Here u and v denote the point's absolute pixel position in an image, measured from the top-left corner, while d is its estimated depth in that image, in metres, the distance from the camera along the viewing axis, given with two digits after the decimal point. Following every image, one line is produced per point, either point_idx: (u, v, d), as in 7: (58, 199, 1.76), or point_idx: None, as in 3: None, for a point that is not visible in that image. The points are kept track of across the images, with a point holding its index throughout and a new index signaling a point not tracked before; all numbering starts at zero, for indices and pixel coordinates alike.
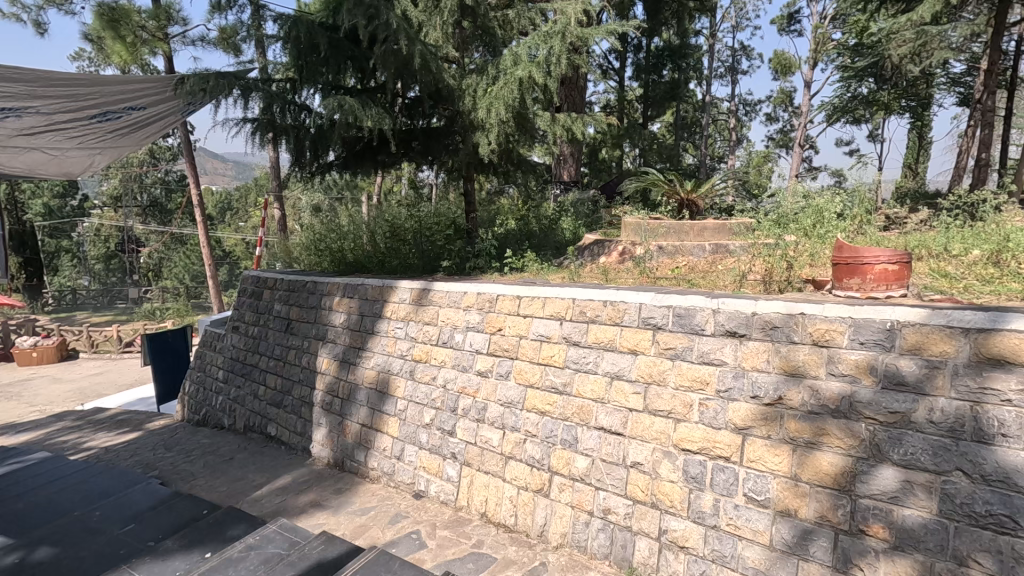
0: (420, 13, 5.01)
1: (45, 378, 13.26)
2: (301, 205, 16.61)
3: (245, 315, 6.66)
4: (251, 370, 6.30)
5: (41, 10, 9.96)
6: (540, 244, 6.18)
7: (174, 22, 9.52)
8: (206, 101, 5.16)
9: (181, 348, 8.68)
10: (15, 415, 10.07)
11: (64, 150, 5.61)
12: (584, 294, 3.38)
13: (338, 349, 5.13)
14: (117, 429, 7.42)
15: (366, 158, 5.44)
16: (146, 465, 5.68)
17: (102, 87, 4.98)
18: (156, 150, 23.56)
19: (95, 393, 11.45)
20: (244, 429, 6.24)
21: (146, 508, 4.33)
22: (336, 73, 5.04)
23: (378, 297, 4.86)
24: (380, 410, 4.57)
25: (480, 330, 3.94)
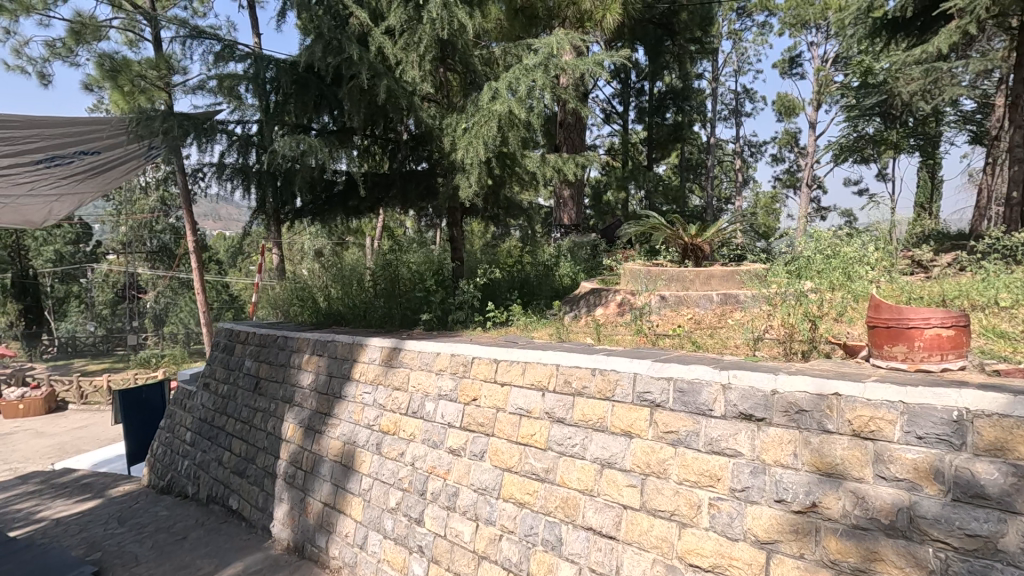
0: (398, 50, 4.64)
1: (27, 432, 12.71)
2: (302, 251, 16.31)
3: (216, 371, 6.09)
4: (217, 434, 5.69)
5: (47, 62, 9.86)
6: (532, 293, 5.69)
7: (176, 72, 8.55)
8: (167, 143, 4.89)
9: (156, 404, 8.16)
10: None
11: (13, 196, 5.73)
12: (569, 360, 2.84)
13: (304, 414, 4.55)
14: (77, 496, 6.81)
15: (338, 205, 5.05)
16: (90, 544, 5.07)
17: (41, 132, 4.91)
18: (167, 198, 23.67)
19: (75, 449, 10.87)
20: (206, 500, 5.61)
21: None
22: (305, 114, 4.77)
23: (347, 356, 4.33)
24: (344, 489, 3.98)
25: (453, 399, 3.39)
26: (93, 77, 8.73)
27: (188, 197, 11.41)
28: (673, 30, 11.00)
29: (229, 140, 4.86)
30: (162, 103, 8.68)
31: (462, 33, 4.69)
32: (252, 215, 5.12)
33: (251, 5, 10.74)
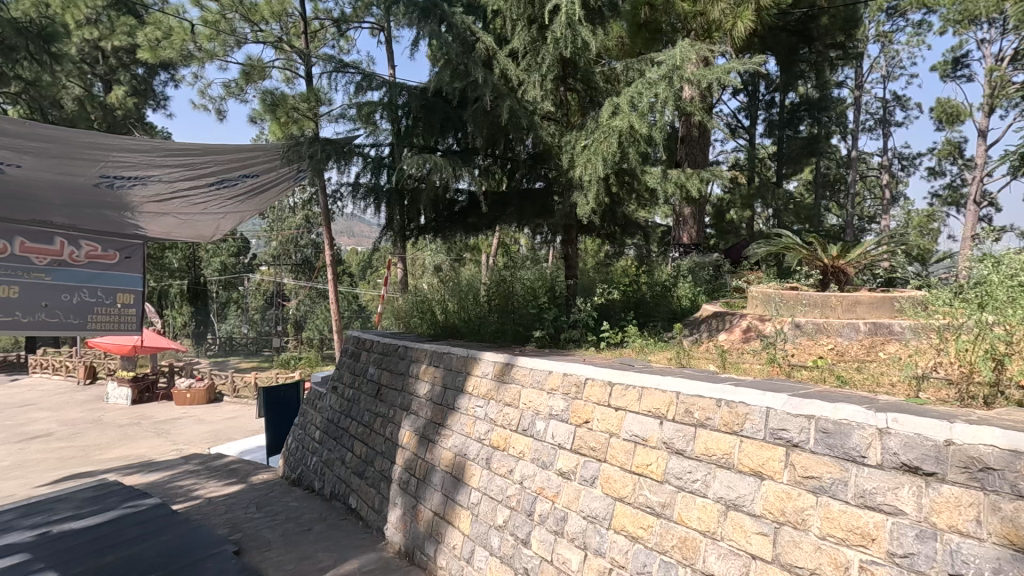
0: (520, 72, 4.77)
1: (192, 418, 14.64)
2: (423, 266, 17.26)
3: (343, 375, 6.53)
4: (342, 435, 6.08)
5: (223, 100, 11.50)
6: (649, 313, 5.44)
7: (323, 103, 9.48)
8: (314, 168, 5.42)
9: (292, 402, 8.98)
10: (158, 453, 11.05)
11: (191, 214, 6.36)
12: (691, 388, 2.64)
13: (419, 423, 4.71)
14: (225, 479, 7.66)
15: (458, 223, 5.28)
16: (233, 525, 5.65)
17: (214, 157, 5.51)
18: (311, 216, 26.43)
19: (227, 437, 12.31)
20: (329, 496, 6.01)
21: (230, 570, 4.09)
22: (432, 136, 5.05)
23: (461, 369, 4.41)
24: (453, 500, 4.04)
25: (564, 420, 3.30)
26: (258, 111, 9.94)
27: (328, 216, 12.57)
28: (810, 37, 10.07)
29: (364, 163, 5.26)
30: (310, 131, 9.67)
31: (583, 52, 4.70)
32: (381, 232, 5.47)
33: (388, 40, 11.67)
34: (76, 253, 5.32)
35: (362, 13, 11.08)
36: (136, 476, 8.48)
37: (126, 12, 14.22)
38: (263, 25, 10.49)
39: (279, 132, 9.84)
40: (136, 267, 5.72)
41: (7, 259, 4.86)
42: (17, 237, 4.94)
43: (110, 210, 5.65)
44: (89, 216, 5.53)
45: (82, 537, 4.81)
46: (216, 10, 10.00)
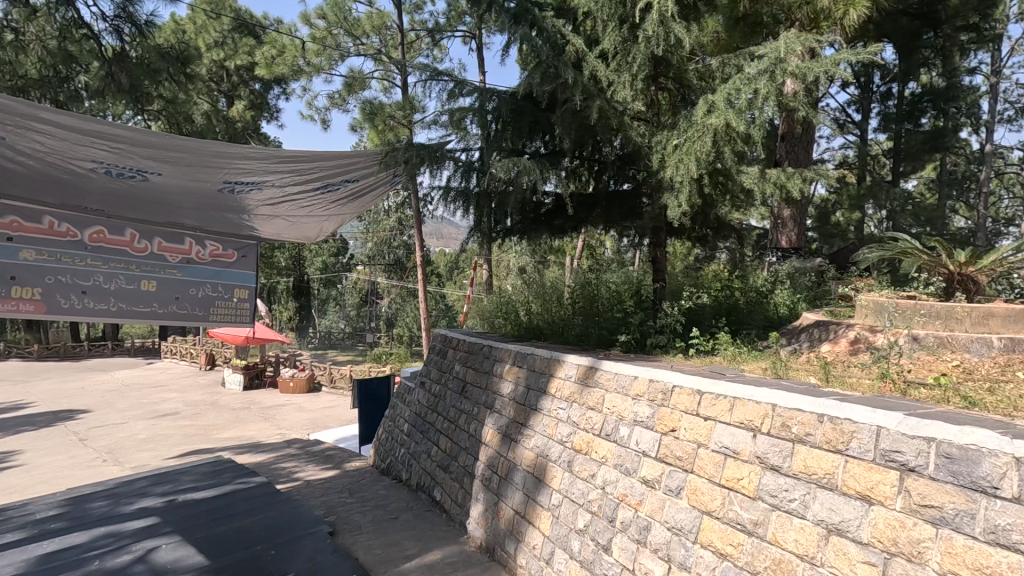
0: (610, 72, 4.71)
1: (294, 405, 15.84)
2: (508, 268, 17.52)
3: (431, 372, 6.78)
4: (428, 429, 6.31)
5: (328, 110, 12.37)
6: (742, 320, 5.16)
7: (417, 110, 9.93)
8: (408, 172, 5.68)
9: (383, 395, 9.46)
10: (265, 435, 12.06)
11: (299, 217, 6.86)
12: (789, 401, 2.48)
13: (502, 421, 4.78)
14: (322, 464, 8.22)
15: (544, 225, 5.34)
16: (329, 507, 6.05)
17: (320, 163, 5.93)
18: (403, 219, 27.75)
19: (324, 425, 13.19)
20: (415, 487, 6.26)
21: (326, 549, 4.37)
22: (521, 139, 5.12)
23: (544, 371, 4.43)
24: (534, 500, 4.06)
25: (649, 427, 3.22)
26: (358, 120, 10.59)
27: (419, 218, 13.12)
28: (935, 20, 9.12)
29: (454, 167, 5.39)
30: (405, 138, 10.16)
31: (677, 49, 4.57)
32: (469, 234, 5.61)
33: (479, 47, 12.01)
34: (202, 251, 5.93)
35: (454, 22, 11.49)
36: (247, 456, 9.31)
37: (247, 34, 15.73)
38: (364, 39, 11.18)
39: (377, 138, 10.42)
40: (250, 265, 6.28)
41: (147, 257, 5.54)
42: (156, 237, 5.61)
43: (231, 214, 6.22)
44: (214, 219, 6.15)
45: (202, 507, 5.35)
46: (323, 27, 10.80)
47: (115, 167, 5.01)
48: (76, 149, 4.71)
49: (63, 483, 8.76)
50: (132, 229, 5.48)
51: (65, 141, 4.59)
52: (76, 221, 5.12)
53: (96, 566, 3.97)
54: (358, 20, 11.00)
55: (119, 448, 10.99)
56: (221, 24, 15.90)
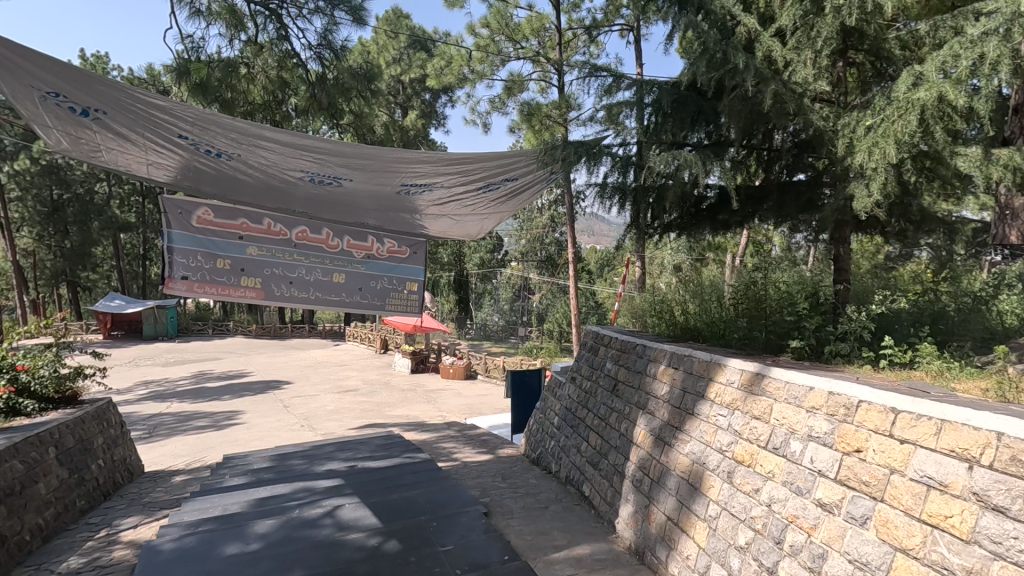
0: (788, 51, 4.28)
1: (454, 390, 17.07)
2: (662, 266, 16.88)
3: (582, 367, 6.80)
4: (578, 424, 6.35)
5: (488, 114, 13.04)
6: (953, 330, 4.26)
7: (573, 108, 10.01)
8: (565, 170, 5.77)
9: (535, 387, 9.75)
10: (428, 416, 13.18)
11: (463, 216, 7.21)
12: (1021, 430, 2.03)
13: (655, 423, 4.63)
14: (478, 448, 8.74)
15: (705, 220, 5.07)
16: (483, 489, 6.42)
17: (484, 162, 6.26)
18: (556, 216, 28.34)
19: (479, 411, 14.03)
20: (564, 480, 6.34)
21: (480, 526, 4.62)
22: (683, 131, 4.90)
23: (703, 374, 4.20)
24: (689, 509, 3.88)
25: (827, 445, 2.88)
26: (516, 121, 11.00)
27: (573, 215, 13.23)
28: None
29: (612, 162, 5.35)
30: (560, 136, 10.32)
31: (875, 16, 4.00)
32: (624, 230, 5.52)
33: (637, 38, 11.72)
34: (381, 248, 6.66)
35: (612, 16, 11.35)
36: (413, 433, 10.27)
37: (419, 49, 17.22)
38: (524, 43, 11.57)
39: (534, 138, 10.74)
40: (420, 261, 6.91)
41: (338, 253, 6.39)
42: (346, 237, 6.48)
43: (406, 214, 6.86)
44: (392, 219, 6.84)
45: (376, 474, 6.04)
46: (486, 35, 11.39)
47: (318, 175, 5.81)
48: (289, 161, 5.60)
49: (273, 441, 10.50)
50: (327, 229, 6.35)
51: (281, 155, 5.51)
52: (287, 223, 6.13)
53: (296, 514, 4.69)
54: (519, 25, 11.40)
55: (313, 416, 12.85)
56: (399, 42, 17.61)
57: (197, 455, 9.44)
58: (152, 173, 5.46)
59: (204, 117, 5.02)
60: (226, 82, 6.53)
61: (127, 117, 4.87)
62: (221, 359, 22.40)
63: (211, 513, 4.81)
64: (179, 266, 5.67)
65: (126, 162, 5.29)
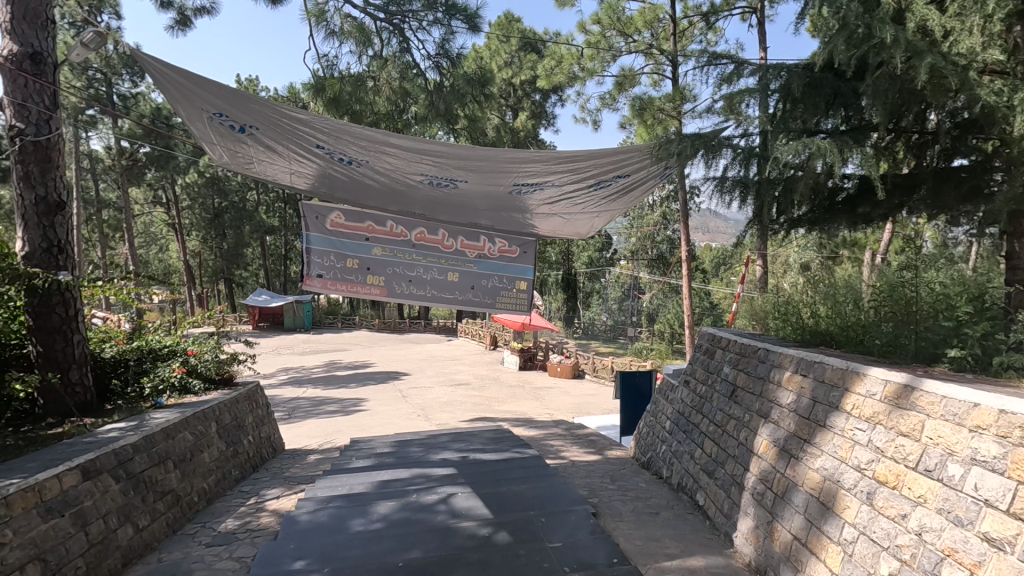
0: (949, 19, 3.74)
1: (561, 389, 17.13)
2: (787, 264, 15.58)
3: (697, 371, 6.49)
4: (692, 429, 6.06)
5: (598, 111, 12.90)
6: None
7: (688, 100, 9.61)
8: (682, 164, 5.53)
9: (645, 389, 9.48)
10: (536, 413, 13.36)
11: (573, 215, 7.17)
12: None
13: (781, 434, 4.29)
14: (585, 447, 8.69)
15: (842, 213, 4.61)
16: (591, 489, 6.37)
17: (596, 160, 6.13)
18: (668, 213, 27.45)
19: (586, 410, 13.95)
20: (676, 487, 6.09)
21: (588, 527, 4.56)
22: (817, 117, 4.48)
23: (837, 383, 3.81)
24: (819, 529, 3.55)
25: (997, 471, 2.49)
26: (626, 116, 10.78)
27: (687, 212, 12.68)
28: None
29: (733, 155, 5.04)
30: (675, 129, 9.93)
31: None
32: (747, 225, 5.19)
33: (761, 21, 10.97)
34: (493, 248, 6.86)
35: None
36: (521, 429, 10.46)
37: (529, 50, 17.50)
38: (636, 36, 11.29)
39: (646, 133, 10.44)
40: (529, 260, 7.02)
41: (452, 252, 6.69)
42: (460, 237, 6.75)
43: (517, 213, 6.96)
44: (504, 218, 6.97)
45: (487, 467, 6.22)
46: (598, 31, 11.26)
47: (436, 177, 6.09)
48: (410, 165, 5.88)
49: (393, 428, 11.26)
50: (443, 230, 6.67)
51: (404, 160, 5.79)
52: (407, 225, 6.53)
53: (413, 499, 4.98)
54: (631, 18, 11.12)
55: (428, 406, 13.56)
56: (510, 44, 18.01)
57: (328, 437, 10.39)
58: (295, 182, 6.14)
59: (337, 128, 5.34)
60: (355, 95, 7.08)
61: (275, 132, 5.41)
62: (348, 350, 24.43)
63: (340, 491, 5.26)
64: (315, 265, 6.26)
65: (274, 172, 6.01)
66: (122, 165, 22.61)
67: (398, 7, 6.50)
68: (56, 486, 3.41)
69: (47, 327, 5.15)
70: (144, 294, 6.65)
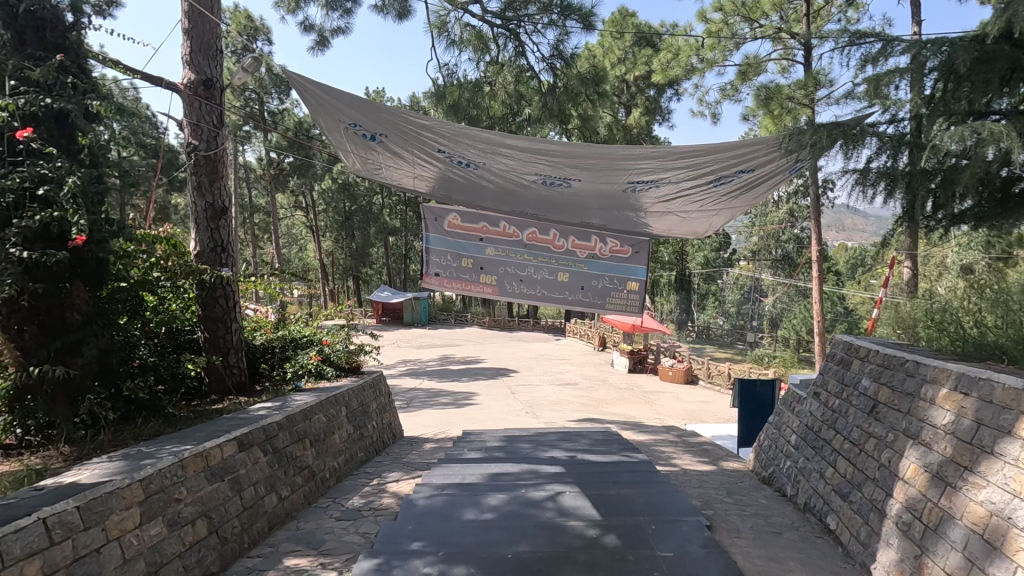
0: None
1: (673, 394, 16.50)
2: (943, 266, 13.70)
3: (829, 382, 5.92)
4: (822, 446, 5.54)
5: (718, 103, 12.24)
6: None
7: (823, 85, 8.79)
8: (816, 155, 5.07)
9: (766, 398, 8.84)
10: (646, 417, 12.99)
11: (690, 213, 6.86)
12: None
13: (933, 458, 3.78)
14: (699, 457, 8.29)
15: (1019, 206, 3.99)
16: (705, 501, 6.06)
17: (717, 155, 5.79)
18: (795, 210, 25.46)
19: (700, 418, 13.32)
20: (802, 507, 5.60)
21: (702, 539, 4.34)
22: (987, 97, 3.90)
23: (1009, 405, 3.28)
24: (983, 571, 3.08)
25: None
26: (750, 107, 10.09)
27: (819, 208, 11.62)
28: None
29: (879, 144, 4.53)
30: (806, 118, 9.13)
31: None
32: (894, 222, 4.64)
33: None
34: (604, 248, 6.88)
35: None
36: (630, 433, 10.23)
37: (645, 45, 17.08)
38: (763, 20, 10.57)
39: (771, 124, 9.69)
40: (642, 260, 6.95)
41: (563, 253, 6.78)
42: (570, 237, 6.84)
43: (630, 212, 6.79)
44: (616, 218, 6.85)
45: (595, 468, 6.17)
46: (720, 19, 10.68)
47: (550, 177, 6.09)
48: (524, 165, 5.97)
49: (502, 423, 11.55)
50: (554, 230, 6.81)
51: (519, 161, 5.88)
52: (519, 225, 6.71)
53: (522, 493, 5.07)
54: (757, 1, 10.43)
55: (536, 404, 13.73)
56: (624, 40, 17.68)
57: (442, 428, 10.91)
58: (416, 185, 6.52)
59: (456, 132, 5.57)
60: (472, 101, 7.41)
61: (402, 139, 5.79)
62: (461, 346, 25.45)
63: (453, 480, 5.50)
64: (434, 264, 6.62)
65: (399, 176, 6.43)
66: (270, 174, 25.48)
67: (513, 13, 6.65)
68: (218, 454, 3.93)
69: (211, 316, 5.96)
70: (288, 289, 7.43)
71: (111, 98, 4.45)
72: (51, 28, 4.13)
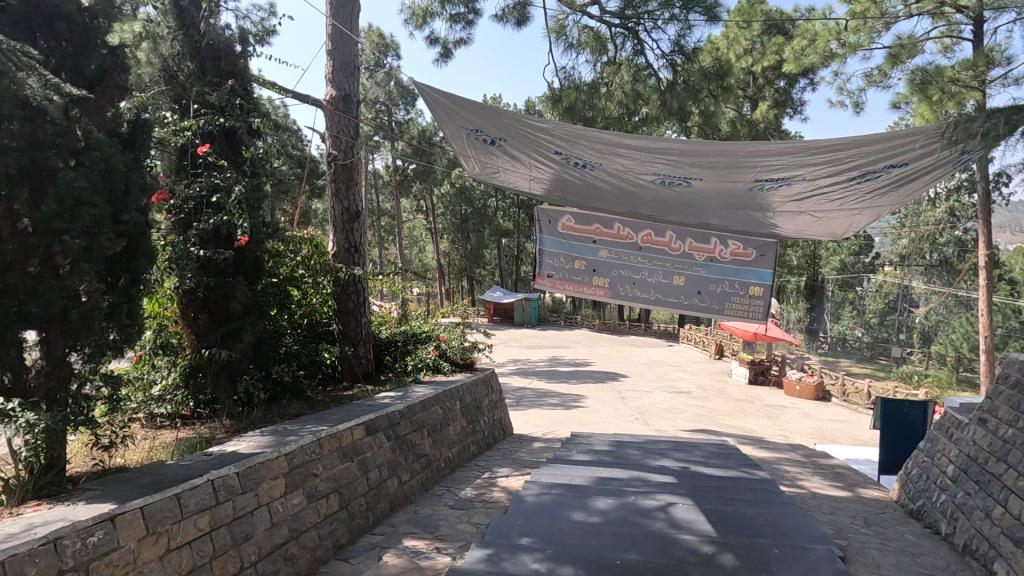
0: None
1: (800, 410, 15.19)
2: None
3: (999, 408, 5.10)
4: (989, 481, 4.79)
5: (862, 91, 11.00)
6: None
7: (998, 64, 7.61)
8: (989, 144, 4.39)
9: (915, 422, 7.82)
10: (768, 433, 12.10)
11: (828, 212, 6.25)
12: None
13: None
14: (830, 480, 7.55)
15: None
16: (838, 530, 5.50)
17: (862, 149, 5.21)
18: (957, 208, 22.31)
19: (831, 438, 12.13)
20: (960, 549, 4.88)
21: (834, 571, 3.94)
22: None
23: None
24: None
25: None
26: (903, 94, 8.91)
27: (989, 207, 10.05)
28: None
29: None
30: (975, 103, 7.95)
31: None
32: None
33: None
34: (724, 251, 6.54)
35: None
36: (750, 448, 9.58)
37: (775, 33, 15.96)
38: None
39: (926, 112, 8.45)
40: (768, 263, 6.49)
41: (680, 255, 6.55)
42: (688, 239, 6.60)
43: (757, 213, 6.35)
44: (740, 219, 6.45)
45: (710, 482, 5.86)
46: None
47: (669, 177, 5.87)
48: (642, 166, 5.83)
49: (611, 428, 11.38)
50: (671, 231, 6.61)
51: (636, 161, 5.75)
52: (634, 227, 6.63)
53: (631, 500, 4.95)
54: None
55: (647, 411, 13.34)
56: (752, 30, 16.66)
57: (550, 428, 10.99)
58: (532, 188, 6.64)
59: (573, 134, 5.59)
60: (589, 103, 7.38)
61: (520, 142, 5.92)
62: (570, 348, 25.47)
63: (562, 481, 5.52)
64: (547, 266, 6.70)
65: (515, 179, 6.58)
66: (396, 180, 27.41)
67: (633, 11, 6.53)
68: (349, 436, 4.30)
69: (344, 310, 6.45)
70: (409, 287, 7.92)
71: (269, 115, 4.99)
72: (224, 57, 4.75)
